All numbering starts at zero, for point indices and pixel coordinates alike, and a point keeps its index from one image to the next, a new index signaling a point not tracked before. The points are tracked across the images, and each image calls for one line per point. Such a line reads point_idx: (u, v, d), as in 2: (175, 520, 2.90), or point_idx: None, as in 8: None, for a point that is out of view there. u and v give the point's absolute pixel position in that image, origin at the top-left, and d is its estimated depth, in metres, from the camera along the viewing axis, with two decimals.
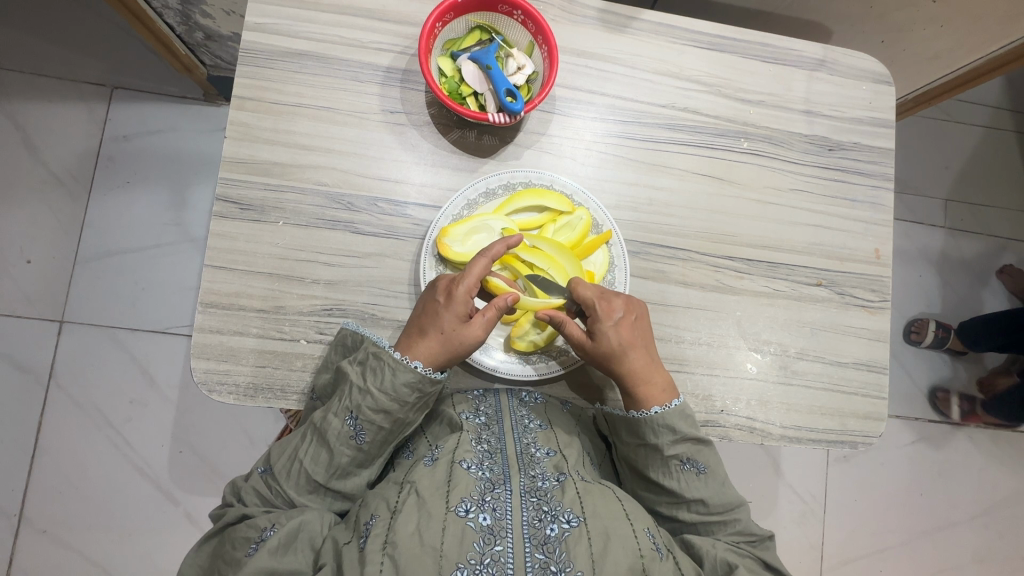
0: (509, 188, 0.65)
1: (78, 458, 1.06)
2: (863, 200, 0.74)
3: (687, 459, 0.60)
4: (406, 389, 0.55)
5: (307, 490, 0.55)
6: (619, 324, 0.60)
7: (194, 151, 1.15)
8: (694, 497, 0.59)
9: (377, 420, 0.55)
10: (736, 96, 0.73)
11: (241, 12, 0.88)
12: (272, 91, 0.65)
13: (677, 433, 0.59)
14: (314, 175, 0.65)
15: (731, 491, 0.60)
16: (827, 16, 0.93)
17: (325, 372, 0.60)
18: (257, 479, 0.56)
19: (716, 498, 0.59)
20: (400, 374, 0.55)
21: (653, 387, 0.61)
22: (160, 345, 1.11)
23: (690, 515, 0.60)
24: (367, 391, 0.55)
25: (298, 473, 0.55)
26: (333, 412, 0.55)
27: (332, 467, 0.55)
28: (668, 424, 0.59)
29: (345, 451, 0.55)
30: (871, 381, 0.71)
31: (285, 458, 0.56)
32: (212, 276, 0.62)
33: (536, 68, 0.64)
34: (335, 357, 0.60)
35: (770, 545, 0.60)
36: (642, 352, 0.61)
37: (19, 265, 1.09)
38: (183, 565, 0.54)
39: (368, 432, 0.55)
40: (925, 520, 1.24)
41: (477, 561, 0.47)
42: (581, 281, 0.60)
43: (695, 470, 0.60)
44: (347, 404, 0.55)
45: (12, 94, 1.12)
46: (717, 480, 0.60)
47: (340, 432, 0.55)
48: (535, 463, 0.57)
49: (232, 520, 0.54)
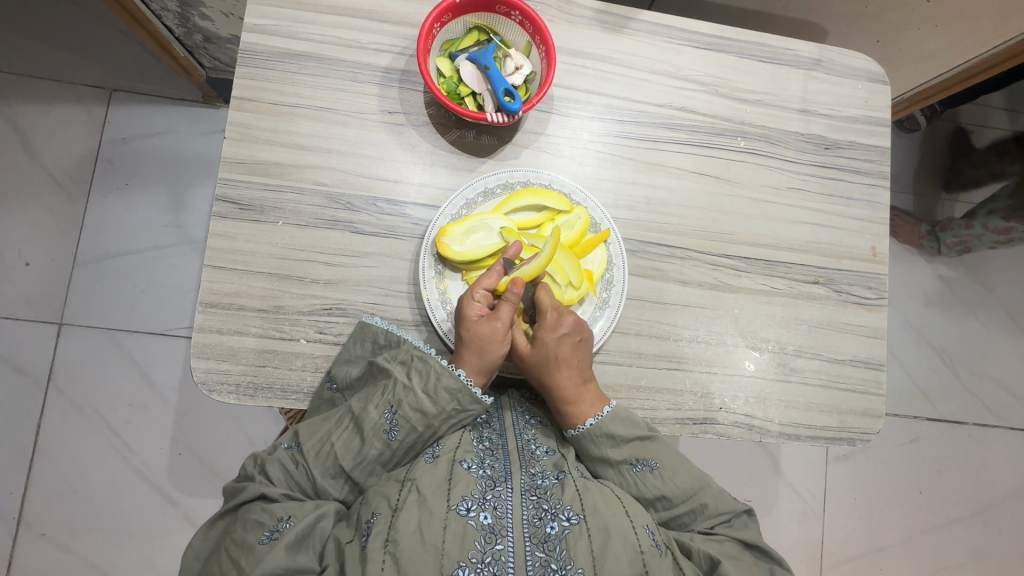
0: (507, 187, 0.65)
1: (77, 459, 1.06)
2: (858, 198, 0.75)
3: (637, 460, 0.60)
4: (447, 396, 0.56)
5: (330, 474, 0.56)
6: (563, 338, 0.60)
7: (193, 153, 1.16)
8: (654, 495, 0.60)
9: (413, 420, 0.56)
10: (732, 96, 0.73)
11: (239, 14, 0.88)
12: (271, 92, 0.66)
13: (616, 439, 0.60)
14: (313, 175, 0.65)
15: (690, 478, 0.60)
16: (820, 16, 0.94)
17: (351, 364, 0.61)
18: (283, 454, 0.56)
19: (677, 489, 0.60)
20: (443, 379, 0.56)
21: (581, 404, 0.61)
22: (159, 347, 1.11)
23: (658, 513, 0.60)
24: (410, 390, 0.56)
25: (327, 455, 0.55)
26: (373, 403, 0.56)
27: (360, 457, 0.55)
28: (605, 433, 0.60)
29: (375, 444, 0.55)
30: (868, 378, 0.71)
31: (316, 440, 0.56)
32: (213, 276, 0.62)
33: (534, 69, 0.65)
34: (362, 351, 0.61)
35: (747, 519, 0.61)
36: (578, 369, 0.61)
37: (17, 269, 1.09)
38: (195, 540, 0.55)
39: (401, 430, 0.55)
40: (923, 516, 1.25)
41: (478, 560, 0.48)
42: (546, 287, 0.62)
43: (648, 467, 0.60)
44: (388, 398, 0.56)
45: (11, 98, 1.12)
46: (672, 472, 0.60)
47: (376, 424, 0.55)
48: (536, 460, 0.57)
49: (249, 498, 0.54)
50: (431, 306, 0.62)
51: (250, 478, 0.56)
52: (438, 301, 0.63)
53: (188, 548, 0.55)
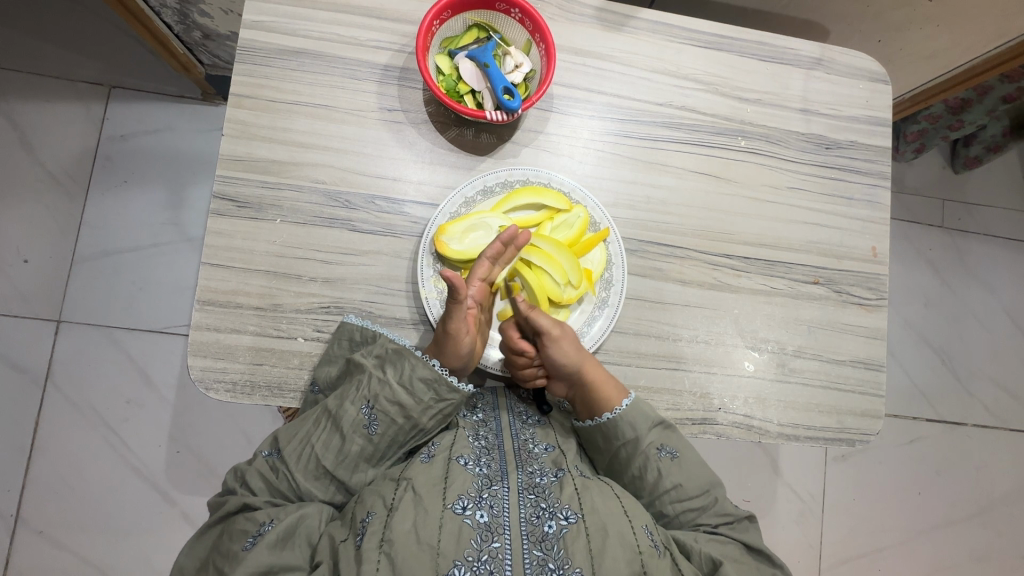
0: (506, 186, 0.65)
1: (75, 457, 1.05)
2: (859, 198, 0.74)
3: (661, 447, 0.61)
4: (423, 386, 0.57)
5: (314, 475, 0.55)
6: None
7: (192, 150, 1.15)
8: (671, 484, 0.60)
9: (392, 413, 0.56)
10: (734, 95, 0.73)
11: (239, 11, 0.88)
12: (269, 89, 0.65)
13: (649, 420, 0.61)
14: (311, 173, 0.65)
15: (704, 474, 0.61)
16: (822, 15, 0.93)
17: (331, 365, 0.61)
18: (262, 463, 0.56)
19: (691, 482, 0.60)
20: (418, 370, 0.57)
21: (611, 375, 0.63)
22: (158, 345, 1.11)
23: (672, 506, 0.60)
24: (386, 383, 0.56)
25: (308, 457, 0.55)
26: (349, 399, 0.56)
27: (341, 456, 0.55)
28: (640, 414, 0.61)
29: (356, 440, 0.55)
30: (867, 379, 0.71)
31: (297, 442, 0.56)
32: (210, 274, 0.62)
33: (533, 67, 0.64)
34: (340, 351, 0.61)
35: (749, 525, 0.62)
36: None
37: (16, 266, 1.09)
38: (183, 557, 0.55)
39: (381, 423, 0.56)
40: (922, 516, 1.25)
41: (474, 559, 0.48)
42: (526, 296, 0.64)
43: (670, 455, 0.61)
44: (364, 393, 0.56)
45: (9, 94, 1.12)
46: (690, 464, 0.61)
47: (354, 420, 0.55)
48: (533, 459, 0.57)
49: (232, 509, 0.54)
50: (429, 305, 0.62)
51: (232, 492, 0.56)
52: (436, 299, 0.62)
53: (176, 564, 0.55)
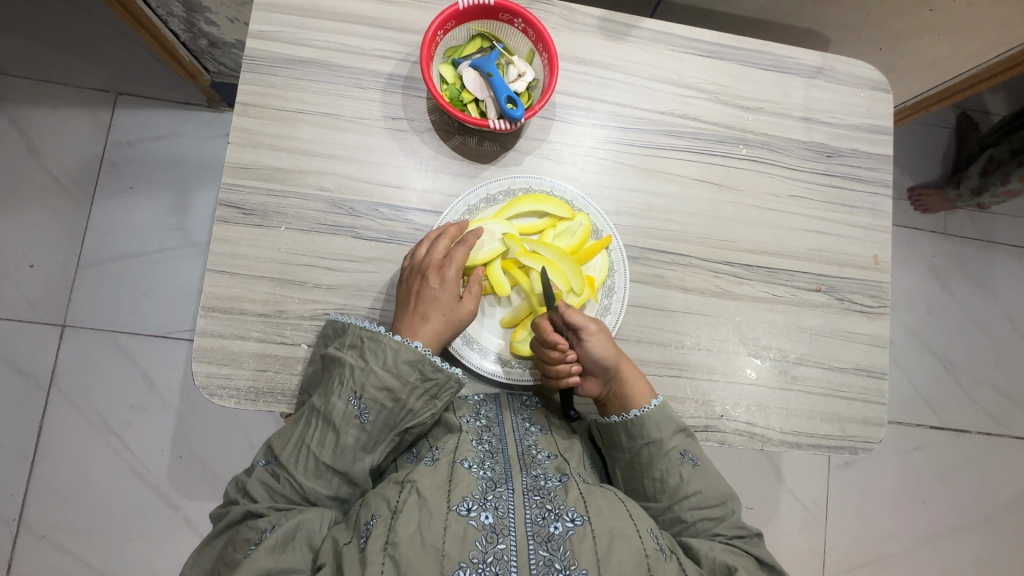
0: (509, 194, 0.66)
1: (77, 461, 1.06)
2: (861, 206, 0.75)
3: (683, 451, 0.62)
4: (408, 367, 0.56)
5: (315, 474, 0.55)
6: None
7: (196, 157, 1.16)
8: (692, 489, 0.60)
9: (380, 398, 0.56)
10: (736, 104, 0.74)
11: (244, 18, 0.89)
12: (274, 98, 0.66)
13: (672, 424, 0.62)
14: (315, 181, 0.65)
15: (722, 484, 0.62)
16: (823, 25, 0.94)
17: (312, 365, 0.61)
18: (261, 472, 0.56)
19: (710, 490, 0.60)
20: (401, 353, 0.57)
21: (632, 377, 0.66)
22: (161, 350, 1.11)
23: (690, 512, 0.60)
24: (369, 370, 0.56)
25: (305, 458, 0.55)
26: (335, 394, 0.56)
27: (338, 449, 0.55)
28: (664, 415, 0.62)
29: (349, 431, 0.55)
30: (870, 387, 0.71)
31: (291, 446, 0.56)
32: (214, 281, 0.62)
33: (536, 76, 0.65)
34: (320, 349, 0.61)
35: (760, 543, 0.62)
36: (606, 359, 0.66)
37: (20, 271, 1.10)
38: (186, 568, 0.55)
39: (372, 411, 0.55)
40: (925, 524, 1.24)
41: (479, 560, 0.48)
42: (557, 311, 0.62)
43: (691, 462, 0.61)
44: (349, 385, 0.56)
45: (16, 100, 1.13)
46: (710, 472, 0.62)
47: (343, 412, 0.55)
48: (536, 463, 0.58)
49: (235, 519, 0.54)
50: None
51: (234, 502, 0.57)
52: None
53: None
